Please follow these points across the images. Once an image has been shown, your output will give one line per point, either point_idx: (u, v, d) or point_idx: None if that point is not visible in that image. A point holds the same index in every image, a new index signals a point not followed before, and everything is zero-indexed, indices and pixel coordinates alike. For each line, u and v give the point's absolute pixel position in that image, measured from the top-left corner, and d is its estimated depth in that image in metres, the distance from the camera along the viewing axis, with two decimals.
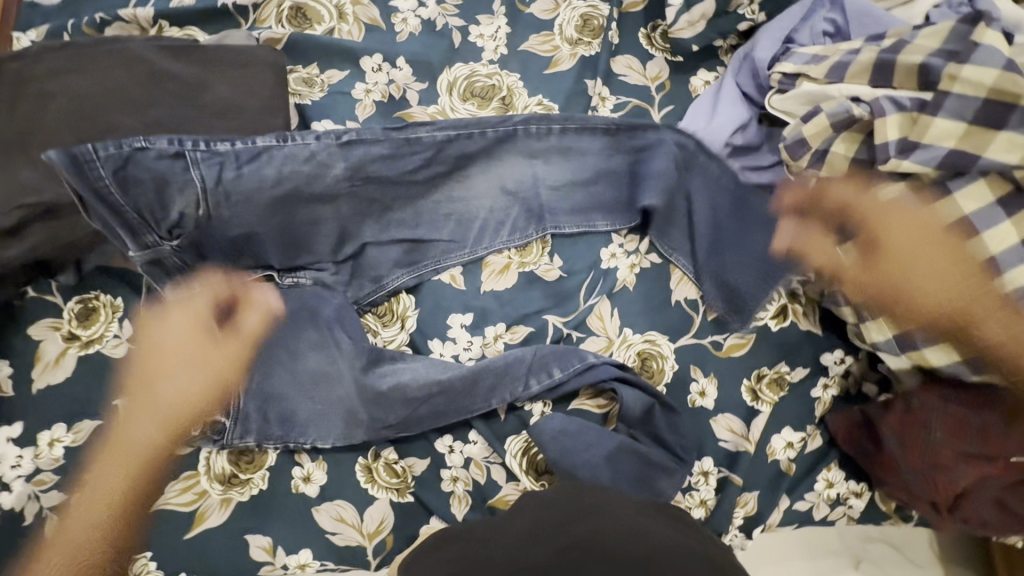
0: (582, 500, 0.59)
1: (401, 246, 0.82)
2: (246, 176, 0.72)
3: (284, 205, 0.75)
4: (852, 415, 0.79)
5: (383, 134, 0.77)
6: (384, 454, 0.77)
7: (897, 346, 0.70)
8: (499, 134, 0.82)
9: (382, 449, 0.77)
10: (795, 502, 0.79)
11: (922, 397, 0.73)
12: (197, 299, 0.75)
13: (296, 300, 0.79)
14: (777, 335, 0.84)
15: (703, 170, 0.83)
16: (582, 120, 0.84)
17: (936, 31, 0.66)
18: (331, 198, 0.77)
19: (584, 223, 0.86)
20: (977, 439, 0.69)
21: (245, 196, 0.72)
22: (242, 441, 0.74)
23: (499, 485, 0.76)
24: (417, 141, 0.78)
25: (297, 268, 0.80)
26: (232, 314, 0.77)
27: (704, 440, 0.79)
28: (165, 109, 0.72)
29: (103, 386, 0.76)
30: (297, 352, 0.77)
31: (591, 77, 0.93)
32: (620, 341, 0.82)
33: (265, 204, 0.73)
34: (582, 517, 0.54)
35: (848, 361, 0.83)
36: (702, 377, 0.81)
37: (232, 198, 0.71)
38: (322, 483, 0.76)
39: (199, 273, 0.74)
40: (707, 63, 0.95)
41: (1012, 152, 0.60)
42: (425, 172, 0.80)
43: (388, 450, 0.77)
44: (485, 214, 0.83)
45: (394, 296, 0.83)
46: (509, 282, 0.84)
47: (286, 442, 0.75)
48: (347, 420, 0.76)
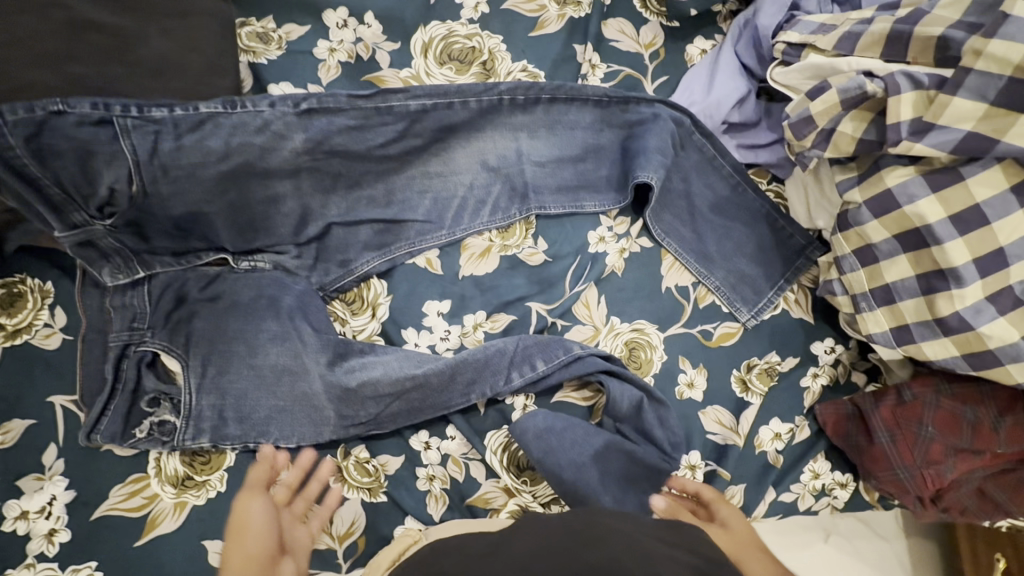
0: (592, 523, 0.53)
1: (374, 228, 0.75)
2: (190, 145, 0.63)
3: (235, 180, 0.66)
4: (843, 407, 0.76)
5: (350, 102, 0.68)
6: (355, 452, 0.72)
7: (893, 339, 0.68)
8: (480, 104, 0.74)
9: (353, 446, 0.72)
10: (780, 493, 0.77)
11: (916, 389, 0.72)
12: (149, 286, 0.69)
13: (256, 286, 0.71)
14: (767, 324, 0.81)
15: (693, 164, 0.82)
16: (574, 91, 0.77)
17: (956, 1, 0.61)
18: (290, 173, 0.68)
19: (571, 202, 0.80)
20: (970, 433, 0.68)
21: (189, 169, 0.63)
22: (196, 443, 0.68)
23: (478, 482, 0.72)
24: (390, 111, 0.70)
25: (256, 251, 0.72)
26: (186, 304, 0.70)
27: (690, 433, 0.77)
28: (89, 63, 0.62)
29: (35, 382, 0.68)
30: (256, 344, 0.70)
31: (580, 42, 0.86)
32: (607, 330, 0.78)
33: (213, 179, 0.65)
34: (594, 546, 0.49)
35: (838, 350, 0.80)
36: (690, 368, 0.78)
37: (176, 171, 0.63)
38: None
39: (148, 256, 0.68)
40: (704, 31, 0.89)
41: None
42: (397, 146, 0.72)
43: (359, 448, 0.72)
44: (463, 191, 0.77)
45: (364, 281, 0.76)
46: (490, 266, 0.78)
47: (247, 441, 0.69)
48: (314, 416, 0.70)
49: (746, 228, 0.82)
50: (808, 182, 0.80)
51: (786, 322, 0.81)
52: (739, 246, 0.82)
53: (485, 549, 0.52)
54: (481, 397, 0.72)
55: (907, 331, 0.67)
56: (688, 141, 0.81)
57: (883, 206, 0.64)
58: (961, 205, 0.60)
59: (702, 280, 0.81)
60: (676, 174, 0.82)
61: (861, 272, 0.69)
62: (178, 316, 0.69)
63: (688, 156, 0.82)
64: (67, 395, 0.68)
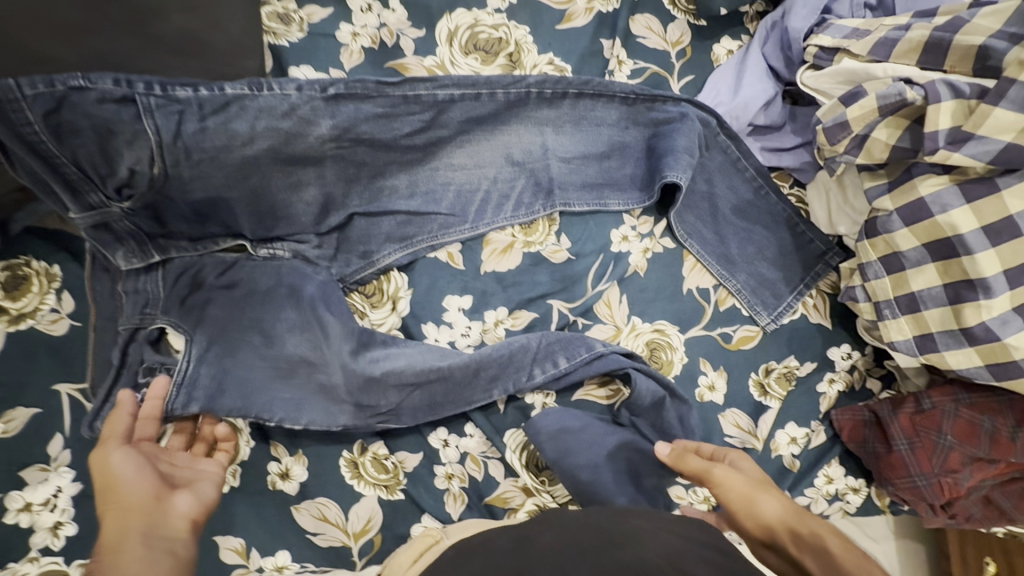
0: (615, 518, 0.51)
1: (399, 222, 0.73)
2: (213, 128, 0.60)
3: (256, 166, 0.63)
4: (860, 413, 0.77)
5: (377, 88, 0.65)
6: (372, 448, 0.70)
7: (916, 347, 0.68)
8: (511, 96, 0.72)
9: (371, 442, 0.70)
10: (796, 497, 0.77)
11: (935, 398, 0.72)
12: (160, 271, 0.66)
13: (276, 277, 0.69)
14: (786, 328, 0.81)
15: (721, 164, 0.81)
16: (603, 86, 0.75)
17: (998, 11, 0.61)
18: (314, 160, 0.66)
19: (595, 200, 0.79)
20: (988, 444, 0.68)
21: (212, 153, 0.61)
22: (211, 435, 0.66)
23: (497, 482, 0.71)
24: (418, 99, 0.67)
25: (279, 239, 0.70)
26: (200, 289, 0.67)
27: (709, 435, 0.77)
28: (107, 36, 0.59)
29: (42, 369, 0.65)
30: (274, 336, 0.68)
31: (608, 37, 0.84)
32: (628, 330, 0.77)
33: (235, 164, 0.62)
34: (623, 542, 0.47)
35: (854, 356, 0.80)
36: (711, 370, 0.78)
37: (199, 155, 0.60)
38: (302, 480, 0.68)
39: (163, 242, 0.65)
40: (731, 31, 0.88)
41: None
42: (422, 137, 0.69)
43: (377, 444, 0.71)
44: (486, 185, 0.75)
45: (384, 274, 0.74)
46: (512, 263, 0.76)
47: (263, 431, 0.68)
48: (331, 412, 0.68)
49: (768, 232, 0.82)
50: (831, 187, 0.80)
51: (805, 326, 0.81)
52: (760, 249, 0.82)
53: (508, 544, 0.50)
54: (504, 394, 0.71)
55: (931, 340, 0.67)
56: (713, 143, 0.80)
57: (914, 215, 0.64)
58: (995, 217, 0.60)
59: (723, 284, 0.81)
60: (703, 173, 0.81)
61: (887, 279, 0.69)
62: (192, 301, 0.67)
63: (713, 158, 0.81)
64: (74, 383, 0.66)
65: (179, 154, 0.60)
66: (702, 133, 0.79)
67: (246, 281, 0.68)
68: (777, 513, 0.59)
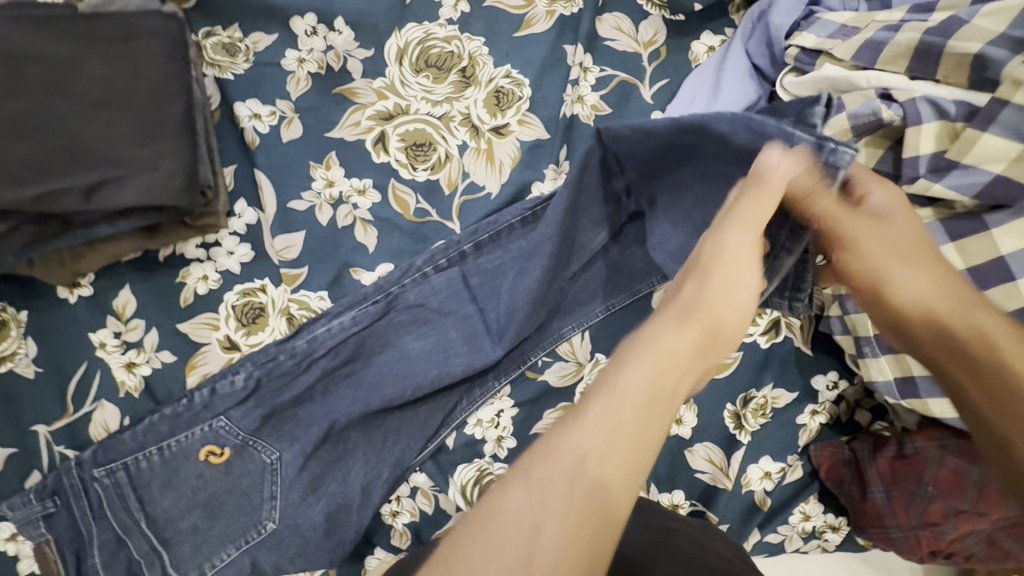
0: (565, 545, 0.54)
1: (346, 267, 0.74)
2: (154, 481, 0.66)
3: (201, 508, 0.66)
4: (840, 451, 0.71)
5: (166, 280, 0.73)
6: (262, 526, 0.67)
7: (897, 390, 0.63)
8: (382, 314, 0.71)
9: (265, 517, 0.67)
10: (766, 535, 0.74)
11: (919, 443, 0.66)
12: (124, 353, 0.71)
13: (192, 296, 0.73)
14: (763, 354, 0.76)
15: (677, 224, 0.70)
16: (533, 156, 0.76)
17: (970, 31, 0.57)
18: (228, 452, 0.67)
19: (549, 339, 0.73)
20: (975, 497, 0.61)
21: (170, 536, 0.65)
22: (122, 503, 0.65)
23: (448, 514, 0.70)
24: (248, 247, 0.74)
25: (247, 277, 0.73)
26: (170, 385, 0.71)
27: (676, 471, 0.74)
28: (35, 101, 0.59)
29: (16, 414, 0.69)
30: (170, 521, 0.65)
31: (571, 42, 0.78)
32: (591, 366, 0.74)
33: (151, 467, 0.66)
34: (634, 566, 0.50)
35: (842, 386, 0.75)
36: (680, 404, 0.75)
37: (164, 413, 0.67)
38: None
39: (134, 307, 0.72)
40: (712, 25, 0.79)
41: (863, 278, 0.58)
42: (246, 268, 0.73)
43: (266, 521, 0.67)
44: (391, 289, 0.72)
45: (253, 315, 0.73)
46: (373, 239, 0.75)
47: (152, 540, 0.65)
48: (264, 490, 0.68)
49: None
50: None
51: (783, 354, 0.76)
52: None
53: None
54: (391, 471, 0.70)
55: (912, 383, 0.62)
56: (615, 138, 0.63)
57: None
58: (983, 257, 0.56)
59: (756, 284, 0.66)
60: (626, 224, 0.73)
61: (866, 314, 0.64)
62: (133, 382, 0.71)
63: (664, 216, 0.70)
64: (44, 425, 0.69)
65: (115, 518, 0.64)
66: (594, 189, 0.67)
67: (181, 372, 0.71)
68: (876, 269, 0.57)
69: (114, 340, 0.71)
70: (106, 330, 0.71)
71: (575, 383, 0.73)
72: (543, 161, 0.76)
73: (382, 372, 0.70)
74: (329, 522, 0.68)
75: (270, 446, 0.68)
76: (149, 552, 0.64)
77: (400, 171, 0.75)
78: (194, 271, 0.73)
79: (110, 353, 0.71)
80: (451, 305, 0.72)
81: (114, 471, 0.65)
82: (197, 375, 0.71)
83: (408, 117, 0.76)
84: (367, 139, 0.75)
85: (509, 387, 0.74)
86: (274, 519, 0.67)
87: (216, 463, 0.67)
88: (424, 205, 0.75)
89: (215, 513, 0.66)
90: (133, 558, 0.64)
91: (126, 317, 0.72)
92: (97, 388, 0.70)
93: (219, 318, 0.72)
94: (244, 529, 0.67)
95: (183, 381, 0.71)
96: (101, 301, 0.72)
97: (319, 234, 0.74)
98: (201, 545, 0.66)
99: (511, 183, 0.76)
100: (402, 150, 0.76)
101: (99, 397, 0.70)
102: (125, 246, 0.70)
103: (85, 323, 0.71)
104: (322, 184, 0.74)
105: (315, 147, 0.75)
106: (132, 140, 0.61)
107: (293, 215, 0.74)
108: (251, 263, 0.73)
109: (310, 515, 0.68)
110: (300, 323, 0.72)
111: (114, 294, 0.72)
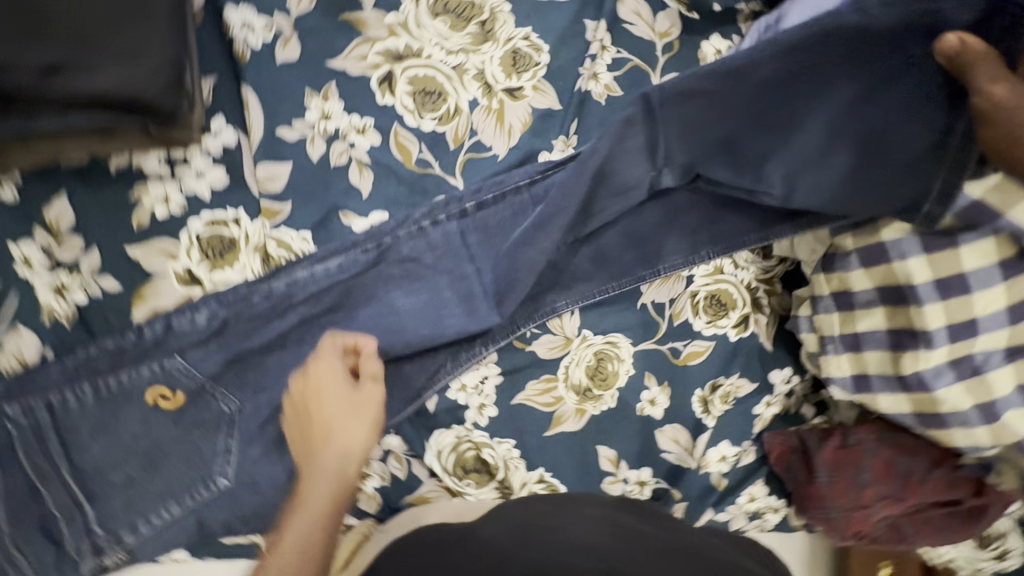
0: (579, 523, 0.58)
1: (336, 210, 0.68)
2: (85, 424, 0.58)
3: (140, 457, 0.59)
4: (790, 440, 0.78)
5: (117, 195, 0.62)
6: (212, 482, 0.61)
7: (852, 385, 0.69)
8: (372, 264, 0.67)
9: (218, 471, 0.61)
10: (718, 513, 0.78)
11: (860, 435, 0.75)
12: (54, 273, 0.60)
13: (147, 217, 0.63)
14: (733, 346, 0.80)
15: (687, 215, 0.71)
16: (545, 125, 0.75)
17: None
18: (181, 398, 0.60)
19: (542, 312, 0.73)
20: (901, 483, 0.73)
21: (97, 489, 0.58)
22: (44, 445, 0.57)
23: (420, 479, 0.71)
24: (222, 172, 0.65)
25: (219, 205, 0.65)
26: (110, 316, 0.60)
27: (645, 450, 0.77)
28: None
29: None
30: (100, 471, 0.58)
31: (592, 17, 0.78)
32: (579, 341, 0.74)
33: (83, 408, 0.58)
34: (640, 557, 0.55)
35: (794, 381, 0.81)
36: (655, 385, 0.77)
37: (97, 349, 0.59)
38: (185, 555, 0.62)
39: (73, 220, 0.61)
40: (723, 29, 0.82)
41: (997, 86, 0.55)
42: (218, 194, 0.65)
43: (218, 477, 0.61)
44: (383, 238, 0.67)
45: (220, 247, 0.64)
46: (368, 183, 0.69)
47: (77, 490, 0.57)
48: (219, 442, 0.61)
49: None
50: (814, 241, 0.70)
51: (751, 346, 0.80)
52: (718, 264, 0.80)
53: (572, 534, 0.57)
54: None
55: (867, 380, 0.68)
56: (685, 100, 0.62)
57: (873, 257, 0.65)
58: (950, 271, 0.61)
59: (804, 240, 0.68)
60: None
61: (835, 314, 0.68)
62: (63, 309, 0.60)
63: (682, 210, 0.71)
64: None
65: (30, 462, 0.56)
66: (676, 130, 0.63)
67: (126, 302, 0.61)
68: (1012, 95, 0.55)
69: (43, 256, 0.60)
70: (32, 245, 0.60)
71: (561, 357, 0.74)
72: (553, 130, 0.75)
73: (368, 326, 0.66)
74: (292, 480, 0.63)
75: (232, 395, 0.62)
76: (71, 505, 0.57)
77: (405, 116, 0.70)
78: (152, 190, 0.63)
79: (35, 272, 0.59)
80: (446, 264, 0.69)
81: (34, 410, 0.57)
82: (145, 308, 0.61)
83: (419, 61, 0.71)
84: (372, 75, 0.70)
85: (495, 355, 0.72)
86: (228, 477, 0.61)
87: (168, 408, 0.60)
88: (427, 156, 0.71)
89: (158, 466, 0.59)
90: (47, 512, 0.56)
91: (59, 231, 0.60)
92: (13, 311, 0.58)
93: (179, 248, 0.63)
94: (188, 485, 0.60)
95: (128, 314, 0.61)
96: (30, 209, 0.60)
97: (308, 170, 0.67)
98: (135, 501, 0.59)
99: (519, 148, 0.73)
100: (409, 95, 0.71)
101: (14, 321, 0.58)
102: (68, 148, 0.58)
103: (5, 231, 0.59)
104: (318, 115, 0.68)
105: (313, 75, 0.68)
106: (107, 21, 0.52)
107: (281, 145, 0.67)
108: (224, 190, 0.65)
109: (272, 472, 0.62)
110: (277, 263, 0.65)
111: (47, 203, 0.60)
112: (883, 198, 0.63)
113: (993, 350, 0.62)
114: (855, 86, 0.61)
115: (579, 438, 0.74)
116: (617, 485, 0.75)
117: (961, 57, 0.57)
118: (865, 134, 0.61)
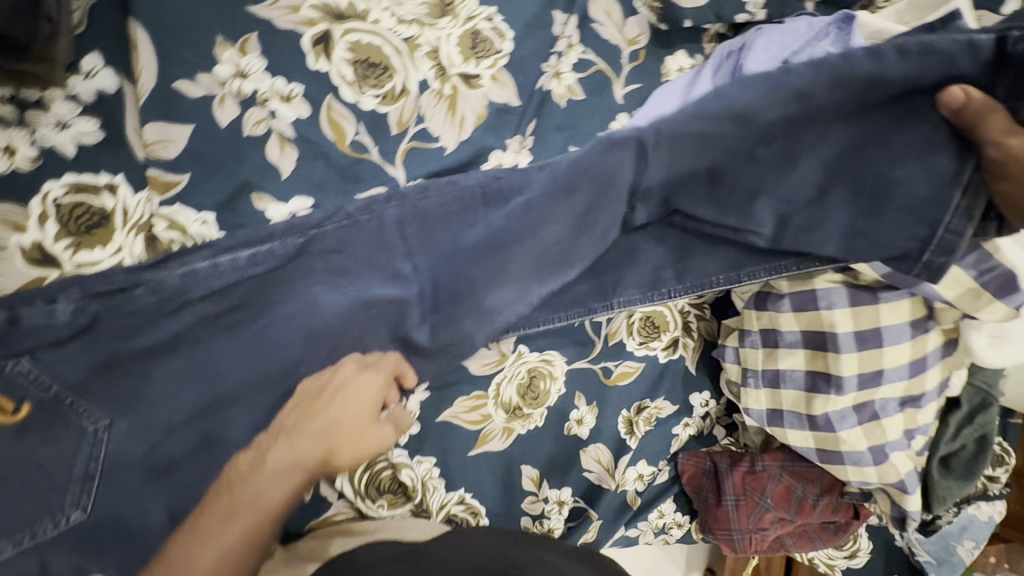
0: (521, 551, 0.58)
1: (247, 189, 0.57)
2: None
3: None
4: (702, 462, 0.82)
5: None
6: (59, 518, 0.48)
7: (765, 418, 0.73)
8: (289, 257, 0.57)
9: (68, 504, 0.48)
10: (628, 530, 0.80)
11: (766, 462, 0.80)
12: None
13: None
14: (660, 368, 0.80)
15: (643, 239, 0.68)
16: (499, 121, 0.68)
17: None
18: (26, 412, 0.47)
19: None
20: (795, 508, 0.78)
21: None
22: None
23: (327, 502, 0.63)
24: (94, 124, 0.51)
25: (88, 166, 0.51)
26: None
27: (568, 468, 0.75)
28: None
29: None
30: None
31: (563, 10, 0.71)
32: (513, 358, 0.71)
33: None
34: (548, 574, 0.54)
35: (710, 405, 0.83)
36: (584, 405, 0.76)
37: None
38: None
39: None
40: (688, 47, 0.80)
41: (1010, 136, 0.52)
42: (87, 152, 0.51)
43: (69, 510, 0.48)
44: (305, 231, 0.58)
45: (86, 222, 0.51)
46: (291, 162, 0.58)
47: None
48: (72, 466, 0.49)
49: None
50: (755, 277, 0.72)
51: (676, 370, 0.81)
52: None
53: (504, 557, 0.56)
54: None
55: (779, 415, 0.72)
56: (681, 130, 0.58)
57: (802, 303, 0.67)
58: (869, 324, 0.65)
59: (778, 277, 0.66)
60: None
61: (760, 351, 0.72)
62: None
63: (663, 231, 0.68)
64: None
65: None
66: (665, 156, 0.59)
67: None
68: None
69: None
70: None
71: (494, 373, 0.70)
72: (508, 129, 0.69)
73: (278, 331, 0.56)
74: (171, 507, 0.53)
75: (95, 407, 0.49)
76: None
77: (342, 89, 0.60)
78: None
79: None
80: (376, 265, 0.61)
81: None
82: None
83: (364, 24, 0.61)
84: (305, 33, 0.58)
85: None
86: (84, 508, 0.49)
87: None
88: (364, 139, 0.61)
89: None
90: None
91: None
92: None
93: (27, 216, 0.49)
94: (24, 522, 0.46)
95: None
96: None
97: (214, 137, 0.55)
98: None
99: (470, 143, 0.67)
100: (348, 64, 0.60)
101: None
102: None
103: None
104: (230, 70, 0.56)
105: (227, 18, 0.55)
106: None
107: (178, 100, 0.54)
108: (95, 147, 0.51)
109: (143, 500, 0.51)
110: (166, 249, 0.54)
111: None
112: (882, 253, 0.59)
113: (889, 398, 0.68)
114: (853, 133, 0.58)
115: (504, 457, 0.71)
116: (537, 504, 0.74)
117: (967, 111, 0.53)
118: (872, 174, 0.58)
